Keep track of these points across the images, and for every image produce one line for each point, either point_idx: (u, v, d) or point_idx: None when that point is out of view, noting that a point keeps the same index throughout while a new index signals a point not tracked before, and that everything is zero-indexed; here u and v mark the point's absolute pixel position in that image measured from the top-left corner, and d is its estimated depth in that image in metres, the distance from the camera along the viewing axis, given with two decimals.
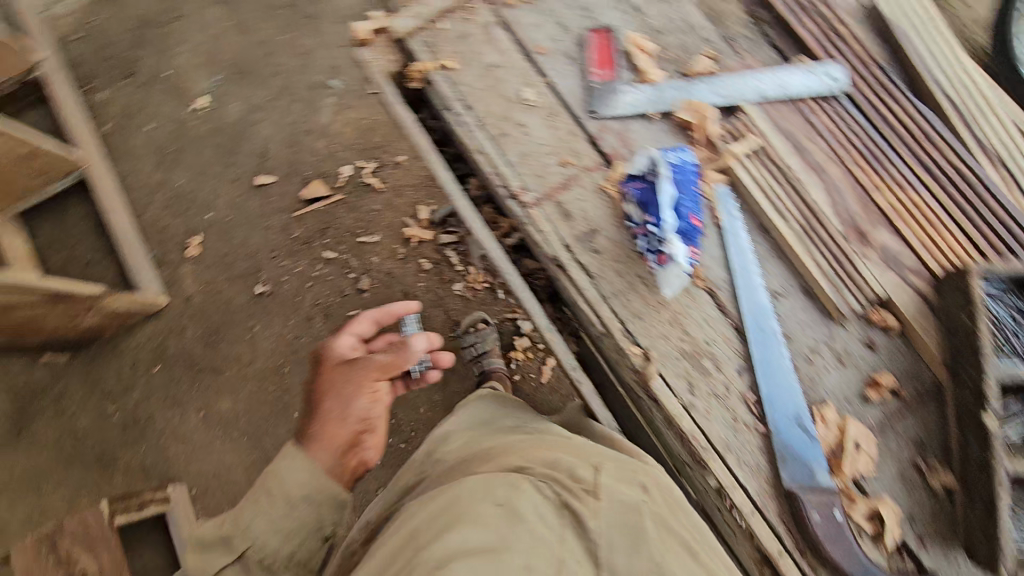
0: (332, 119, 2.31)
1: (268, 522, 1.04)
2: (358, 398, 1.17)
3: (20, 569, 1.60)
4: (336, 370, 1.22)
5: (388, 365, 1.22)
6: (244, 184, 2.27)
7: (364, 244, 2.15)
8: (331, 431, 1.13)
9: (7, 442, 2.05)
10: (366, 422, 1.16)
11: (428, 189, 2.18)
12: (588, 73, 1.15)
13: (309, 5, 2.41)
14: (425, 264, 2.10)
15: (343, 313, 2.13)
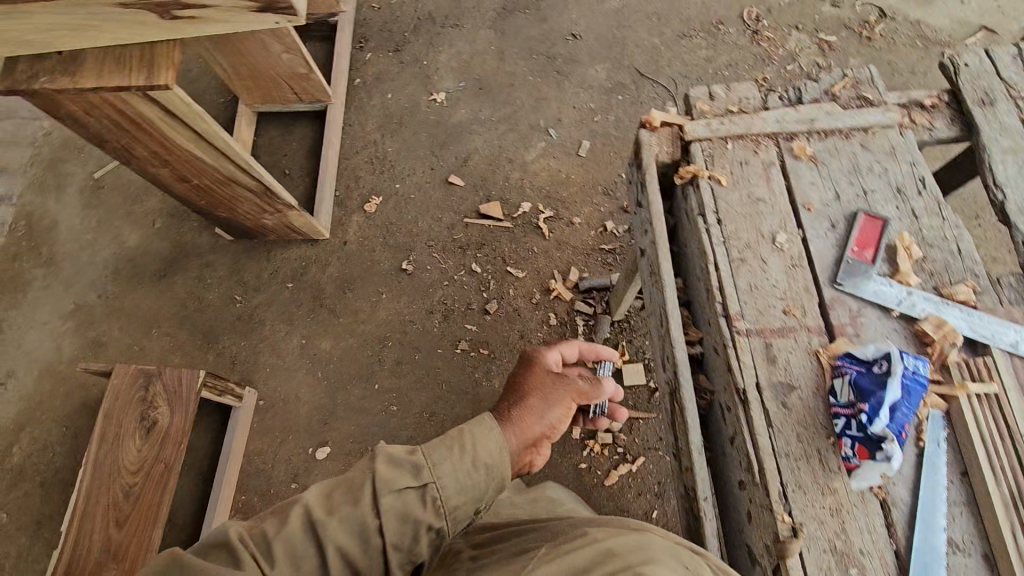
0: (535, 159, 2.44)
1: (452, 473, 1.05)
2: (554, 408, 1.25)
3: (115, 385, 1.78)
4: (544, 375, 1.30)
5: (584, 393, 1.32)
6: (436, 175, 2.45)
7: (509, 274, 2.24)
8: (526, 423, 1.20)
9: (152, 278, 2.37)
10: (552, 430, 1.24)
11: (587, 257, 2.24)
12: (843, 247, 0.97)
13: (565, 63, 2.60)
14: (552, 319, 2.15)
15: (460, 322, 2.19)
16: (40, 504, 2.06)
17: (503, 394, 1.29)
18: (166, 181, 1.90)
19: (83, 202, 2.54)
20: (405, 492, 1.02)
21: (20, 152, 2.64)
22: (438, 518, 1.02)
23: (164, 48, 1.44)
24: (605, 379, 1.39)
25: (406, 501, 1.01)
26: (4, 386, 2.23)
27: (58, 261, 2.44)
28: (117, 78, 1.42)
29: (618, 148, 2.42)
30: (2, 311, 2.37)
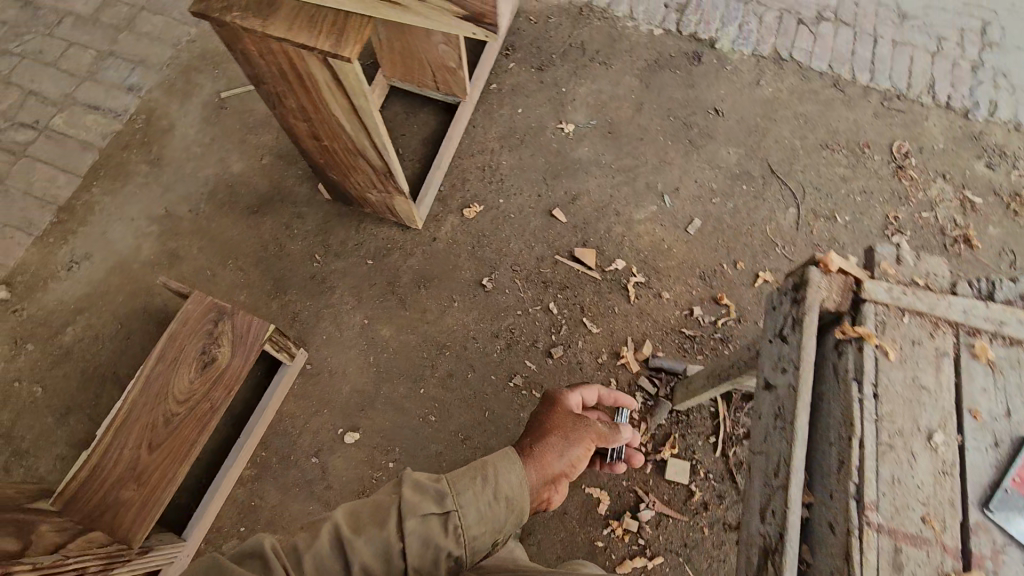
0: (643, 220, 2.39)
1: (473, 503, 1.07)
2: (574, 448, 1.24)
3: (189, 310, 1.81)
4: (566, 415, 1.31)
5: (602, 436, 1.31)
6: (541, 203, 2.42)
7: (583, 325, 2.20)
8: (547, 461, 1.20)
9: (245, 211, 2.39)
10: (571, 469, 1.23)
11: (665, 336, 2.18)
12: (1001, 470, 0.91)
13: (700, 135, 2.55)
14: (612, 385, 2.10)
15: (520, 356, 2.16)
16: (76, 390, 2.09)
17: (525, 429, 1.28)
18: (299, 132, 1.91)
19: (202, 115, 2.57)
20: (428, 517, 1.05)
21: (160, 48, 2.68)
22: (459, 546, 1.05)
23: (357, 20, 1.43)
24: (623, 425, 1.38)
25: (429, 526, 1.04)
26: (78, 267, 2.28)
27: (162, 163, 2.47)
28: (304, 35, 1.41)
29: (728, 236, 2.35)
30: (97, 194, 2.40)
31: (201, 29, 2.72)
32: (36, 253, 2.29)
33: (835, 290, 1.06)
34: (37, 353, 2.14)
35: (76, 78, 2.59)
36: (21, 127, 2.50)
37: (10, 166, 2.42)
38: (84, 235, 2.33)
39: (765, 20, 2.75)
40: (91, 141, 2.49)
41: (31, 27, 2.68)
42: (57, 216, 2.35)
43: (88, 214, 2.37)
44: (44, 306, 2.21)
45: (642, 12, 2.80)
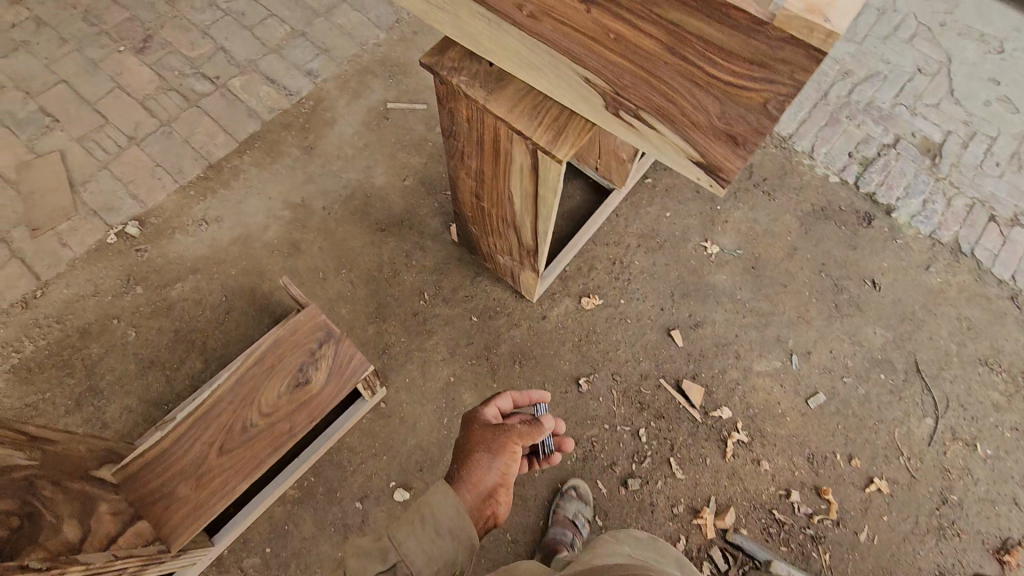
0: (762, 374, 2.23)
1: (417, 545, 1.09)
2: (499, 457, 1.23)
3: (297, 323, 1.76)
4: (483, 429, 1.27)
5: (527, 435, 1.26)
6: (663, 318, 2.30)
7: (667, 464, 2.05)
8: (476, 481, 1.20)
9: (373, 226, 2.38)
10: (505, 477, 1.23)
11: (751, 510, 2.01)
12: None
13: (848, 304, 2.37)
14: (680, 543, 1.95)
15: (594, 473, 2.04)
16: (163, 348, 2.10)
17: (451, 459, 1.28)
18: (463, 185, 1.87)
19: (364, 119, 2.59)
20: None
21: (347, 43, 2.72)
22: None
23: (580, 121, 1.36)
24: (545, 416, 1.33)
25: None
26: (207, 227, 2.31)
27: (314, 153, 2.49)
28: (523, 119, 1.35)
29: (850, 424, 2.16)
30: (246, 162, 2.43)
31: (390, 37, 2.75)
32: (174, 200, 2.33)
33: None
34: (142, 298, 2.17)
35: (265, 48, 2.66)
36: (201, 77, 2.57)
37: (180, 111, 2.49)
38: (222, 198, 2.36)
39: (954, 204, 2.54)
40: (258, 111, 2.53)
41: None
42: (205, 171, 2.39)
43: (232, 179, 2.40)
44: (164, 255, 2.24)
45: (823, 155, 2.66)
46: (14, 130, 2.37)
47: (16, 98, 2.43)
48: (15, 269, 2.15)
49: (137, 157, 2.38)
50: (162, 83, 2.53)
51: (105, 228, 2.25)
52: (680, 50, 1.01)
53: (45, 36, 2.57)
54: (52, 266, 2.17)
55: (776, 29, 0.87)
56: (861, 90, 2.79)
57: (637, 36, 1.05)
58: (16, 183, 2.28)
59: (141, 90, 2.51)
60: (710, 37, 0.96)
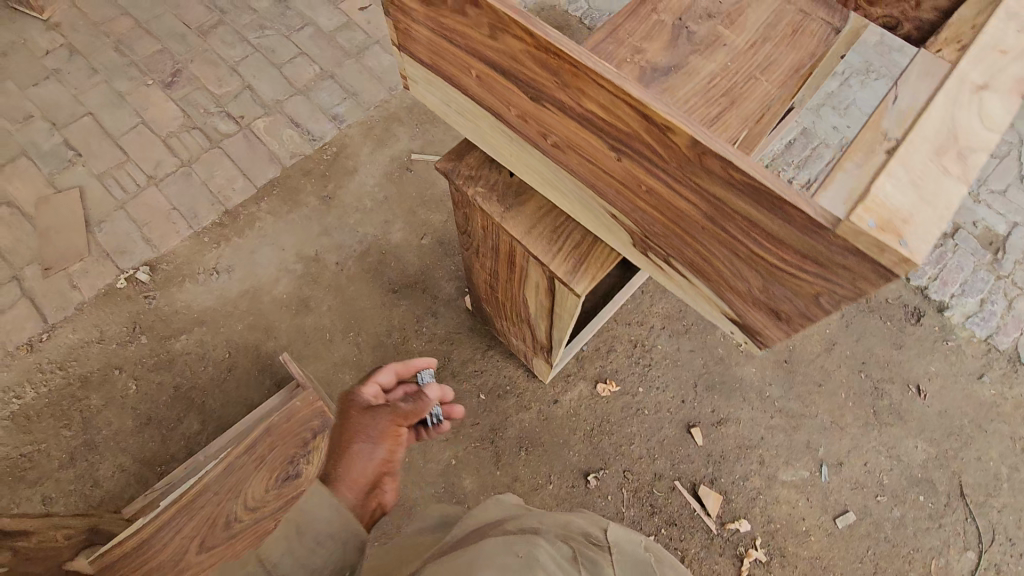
0: (786, 485, 2.10)
1: (293, 562, 0.88)
2: (376, 443, 1.14)
3: (295, 406, 1.69)
4: (358, 413, 1.19)
5: (408, 413, 1.20)
6: (683, 412, 2.17)
7: None
8: (355, 472, 1.08)
9: (386, 288, 2.29)
10: (385, 463, 1.13)
11: None
12: None
13: (888, 413, 2.19)
14: None
15: None
16: (162, 404, 2.04)
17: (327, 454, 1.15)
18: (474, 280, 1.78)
19: (386, 170, 2.51)
20: None
21: (376, 87, 2.64)
22: None
23: (605, 250, 1.23)
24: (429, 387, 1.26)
25: None
26: (218, 277, 2.24)
27: (332, 204, 2.41)
28: (543, 245, 1.23)
29: (881, 552, 2.01)
30: (262, 210, 2.37)
31: None
32: (187, 245, 2.27)
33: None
34: (148, 348, 2.11)
35: (293, 88, 2.59)
36: (226, 117, 2.50)
37: (202, 151, 2.42)
38: (236, 247, 2.29)
39: (1016, 306, 2.32)
40: (280, 156, 2.46)
41: (275, 24, 2.70)
42: (220, 217, 2.33)
43: (247, 227, 2.33)
44: (173, 304, 2.18)
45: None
46: (37, 163, 2.33)
47: (42, 128, 2.39)
48: (24, 312, 2.11)
49: (153, 198, 2.32)
50: (186, 121, 2.47)
51: (116, 272, 2.19)
52: (721, 221, 0.88)
53: (76, 65, 2.53)
54: (60, 309, 2.12)
55: (838, 236, 0.73)
56: None
57: (673, 196, 0.92)
58: (33, 218, 2.23)
59: (165, 126, 2.45)
60: (756, 220, 0.82)
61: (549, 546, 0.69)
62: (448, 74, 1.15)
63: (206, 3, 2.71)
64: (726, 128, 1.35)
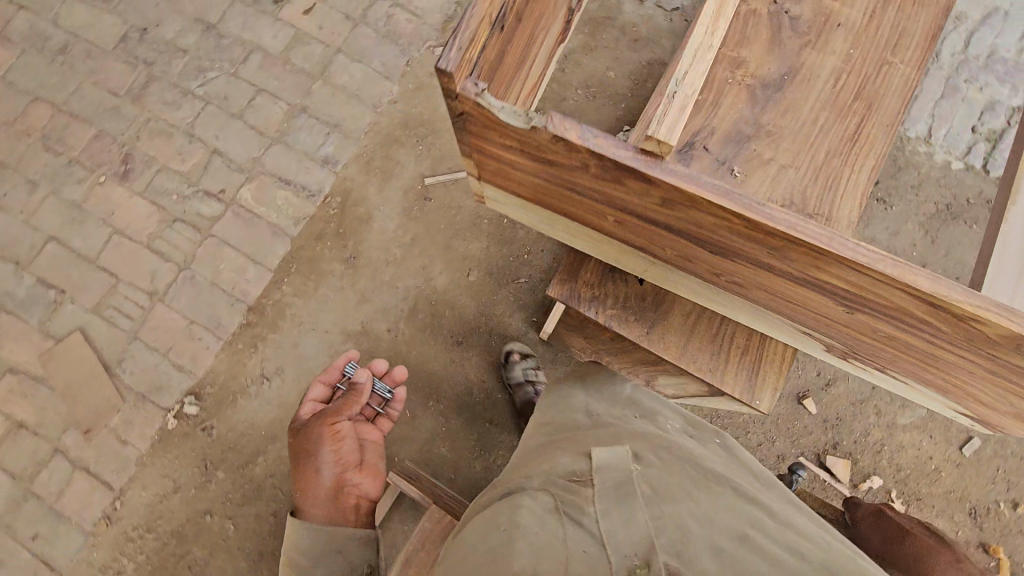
0: (908, 428, 2.10)
1: None
2: (324, 449, 1.34)
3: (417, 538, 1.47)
4: (295, 439, 1.41)
5: (336, 411, 1.44)
6: (790, 385, 2.14)
7: None
8: (317, 483, 1.28)
9: (451, 343, 2.10)
10: (341, 463, 1.33)
11: None
12: None
13: None
14: None
15: None
16: (268, 535, 1.91)
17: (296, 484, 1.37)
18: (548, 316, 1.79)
19: (404, 205, 2.20)
20: None
21: (358, 109, 2.25)
22: None
23: (778, 345, 1.05)
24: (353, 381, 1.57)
25: None
26: (270, 383, 2.01)
27: (360, 264, 2.14)
28: (707, 359, 1.05)
29: (1010, 467, 2.07)
30: (287, 294, 2.09)
31: (405, 88, 2.26)
32: (224, 359, 2.02)
33: (924, 540, 1.28)
34: (229, 483, 1.94)
35: (266, 138, 2.20)
36: (205, 196, 2.14)
37: (196, 246, 2.09)
38: (276, 345, 2.05)
39: None
40: (283, 226, 2.14)
41: (215, 60, 2.24)
42: (247, 317, 2.06)
43: (279, 318, 2.07)
44: (234, 428, 1.97)
45: (935, 135, 2.38)
46: (20, 315, 2.01)
47: (5, 272, 2.04)
48: (84, 484, 1.91)
49: (166, 317, 2.03)
50: (163, 215, 2.11)
51: (161, 412, 1.97)
52: (1005, 374, 0.71)
53: (9, 181, 2.11)
54: (121, 470, 1.93)
55: None
56: (978, 41, 2.41)
57: (935, 349, 0.73)
58: (45, 379, 1.96)
59: (142, 229, 2.09)
60: None
61: (531, 505, 0.87)
62: (560, 210, 0.89)
63: (124, 58, 2.23)
64: (875, 139, 1.12)
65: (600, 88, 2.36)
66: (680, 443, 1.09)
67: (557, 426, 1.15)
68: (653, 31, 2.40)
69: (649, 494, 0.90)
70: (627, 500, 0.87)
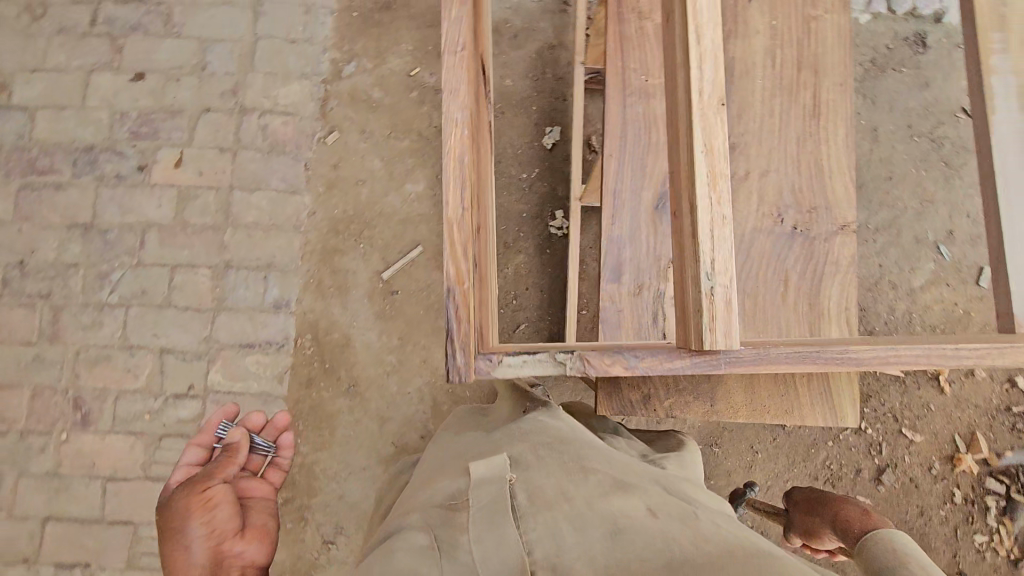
0: (923, 285, 2.10)
1: None
2: (192, 522, 1.22)
3: None
4: (159, 517, 1.27)
5: (203, 481, 1.34)
6: None
7: (902, 435, 2.09)
8: (187, 570, 1.17)
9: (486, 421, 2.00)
10: (217, 535, 1.23)
11: (988, 420, 2.09)
12: None
13: (955, 154, 2.17)
14: (956, 495, 2.06)
15: (850, 491, 2.06)
16: None
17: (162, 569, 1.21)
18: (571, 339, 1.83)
19: (374, 309, 2.04)
20: None
21: (282, 239, 2.06)
22: None
23: None
24: (236, 448, 1.51)
25: None
26: (337, 544, 1.96)
27: (362, 388, 2.02)
28: (780, 401, 1.15)
29: None
30: (309, 453, 1.99)
31: (316, 193, 2.08)
32: (281, 547, 1.94)
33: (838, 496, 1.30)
34: None
35: (205, 313, 2.02)
36: (176, 400, 1.98)
37: None
38: (323, 506, 1.97)
39: None
40: (269, 390, 2.01)
41: (111, 259, 2.03)
42: (283, 495, 1.96)
43: (313, 480, 1.98)
44: None
45: None
46: None
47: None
48: None
49: None
50: (144, 440, 1.95)
51: None
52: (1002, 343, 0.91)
53: None
54: None
55: None
56: None
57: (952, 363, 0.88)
58: None
59: (132, 464, 1.94)
60: None
61: (405, 543, 0.85)
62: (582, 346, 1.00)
63: (18, 302, 2.01)
64: (836, 112, 1.14)
65: (505, 101, 2.17)
66: (571, 441, 1.04)
67: (462, 448, 1.16)
68: (528, 19, 2.18)
69: (527, 501, 0.88)
70: (501, 516, 0.85)
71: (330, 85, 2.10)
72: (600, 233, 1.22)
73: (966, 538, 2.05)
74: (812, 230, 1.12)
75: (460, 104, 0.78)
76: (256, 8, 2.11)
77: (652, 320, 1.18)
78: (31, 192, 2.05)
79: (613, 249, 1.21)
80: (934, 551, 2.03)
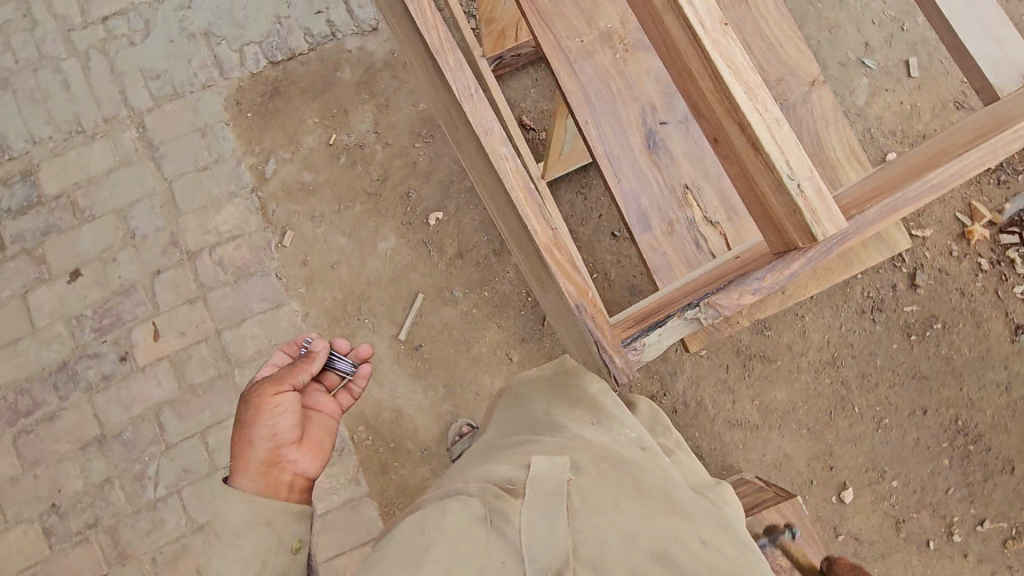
0: (868, 101, 2.17)
1: None
2: (258, 418, 1.07)
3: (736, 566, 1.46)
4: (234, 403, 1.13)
5: (278, 377, 1.16)
6: None
7: (914, 236, 2.10)
8: (244, 457, 1.03)
9: None
10: (277, 438, 1.06)
11: (977, 183, 2.11)
12: None
13: None
14: (984, 263, 2.09)
15: (896, 307, 2.08)
16: None
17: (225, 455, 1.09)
18: None
19: (407, 372, 2.02)
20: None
21: None
22: None
23: None
24: (316, 353, 1.26)
25: None
26: None
27: (432, 447, 2.00)
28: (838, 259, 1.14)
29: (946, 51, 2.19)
30: None
31: (299, 295, 2.03)
32: None
33: None
34: None
35: None
36: None
37: None
38: None
39: None
40: (351, 494, 1.97)
41: (139, 456, 1.95)
42: None
43: None
44: None
45: None
46: None
47: None
48: None
49: None
50: None
51: None
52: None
53: None
54: None
55: None
56: None
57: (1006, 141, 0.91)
58: None
59: None
60: None
61: (457, 512, 0.81)
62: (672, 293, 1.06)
63: (70, 543, 1.92)
64: None
65: None
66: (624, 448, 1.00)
67: (522, 413, 1.13)
68: None
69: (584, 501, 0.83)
70: (555, 512, 0.78)
71: (260, 191, 2.05)
72: (611, 193, 1.25)
73: (1010, 295, 2.09)
74: (789, 97, 1.22)
75: (502, 143, 0.95)
76: (153, 155, 2.04)
77: (696, 247, 1.23)
78: (29, 434, 1.95)
79: (631, 201, 1.24)
80: (989, 320, 2.08)
